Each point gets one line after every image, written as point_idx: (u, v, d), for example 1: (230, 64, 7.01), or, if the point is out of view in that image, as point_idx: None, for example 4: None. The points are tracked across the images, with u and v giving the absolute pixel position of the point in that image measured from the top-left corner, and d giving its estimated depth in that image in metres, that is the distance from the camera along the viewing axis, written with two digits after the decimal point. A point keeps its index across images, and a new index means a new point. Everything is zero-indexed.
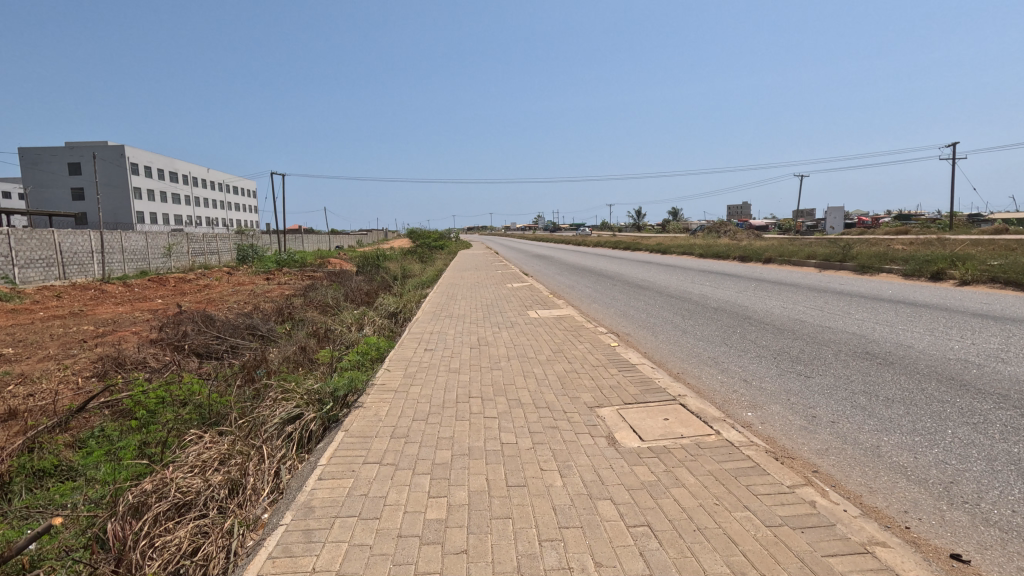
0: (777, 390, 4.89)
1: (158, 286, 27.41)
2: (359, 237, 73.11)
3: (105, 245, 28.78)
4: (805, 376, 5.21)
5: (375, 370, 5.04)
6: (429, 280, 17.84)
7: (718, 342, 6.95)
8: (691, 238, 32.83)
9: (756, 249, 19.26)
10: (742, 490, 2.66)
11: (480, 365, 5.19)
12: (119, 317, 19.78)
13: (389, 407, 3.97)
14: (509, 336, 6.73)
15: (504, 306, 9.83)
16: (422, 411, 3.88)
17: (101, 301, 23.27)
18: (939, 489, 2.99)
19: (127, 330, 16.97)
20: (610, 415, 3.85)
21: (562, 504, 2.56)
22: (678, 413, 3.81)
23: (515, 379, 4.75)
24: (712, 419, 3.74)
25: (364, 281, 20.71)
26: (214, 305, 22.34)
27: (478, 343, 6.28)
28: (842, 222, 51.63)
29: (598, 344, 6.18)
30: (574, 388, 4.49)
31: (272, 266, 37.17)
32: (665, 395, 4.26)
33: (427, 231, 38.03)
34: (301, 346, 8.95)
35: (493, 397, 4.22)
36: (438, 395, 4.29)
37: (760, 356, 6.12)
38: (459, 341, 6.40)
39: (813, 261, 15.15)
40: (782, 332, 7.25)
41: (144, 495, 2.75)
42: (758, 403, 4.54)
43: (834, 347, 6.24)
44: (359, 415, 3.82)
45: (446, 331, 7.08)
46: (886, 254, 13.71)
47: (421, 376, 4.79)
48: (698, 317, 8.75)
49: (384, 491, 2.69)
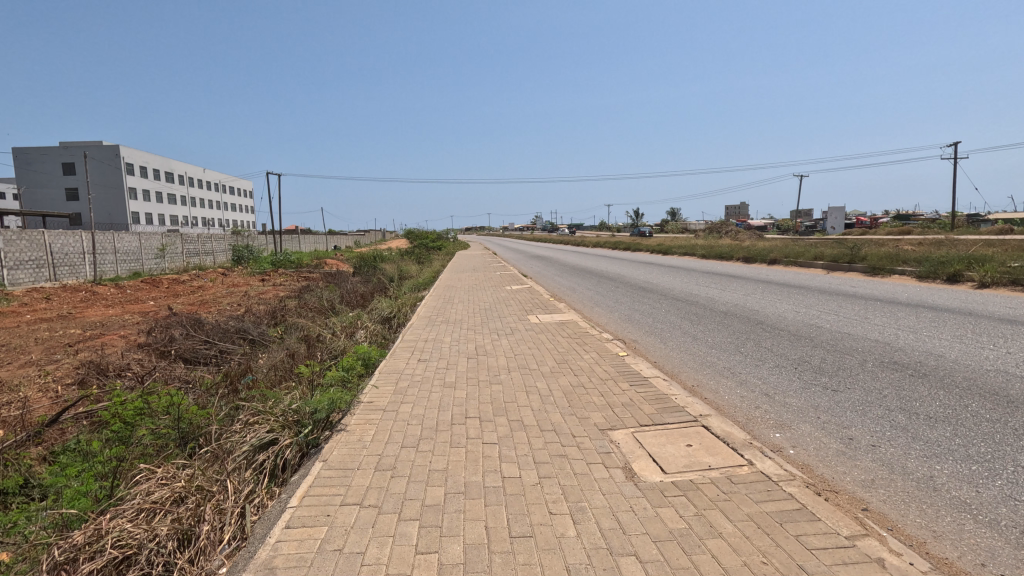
0: (804, 406, 4.46)
1: (150, 288, 26.91)
2: (357, 238, 72.61)
3: (97, 245, 28.30)
4: (832, 390, 4.78)
5: (362, 385, 4.60)
6: (425, 282, 17.39)
7: (732, 350, 6.51)
8: (691, 239, 32.46)
9: (760, 250, 18.84)
10: (791, 542, 2.22)
11: (478, 379, 4.74)
12: (107, 320, 19.31)
13: (376, 431, 3.53)
14: (509, 344, 6.30)
15: (503, 310, 9.39)
16: (412, 437, 3.44)
17: (91, 302, 22.76)
18: (1016, 534, 2.54)
19: (115, 333, 16.47)
20: (625, 440, 3.41)
21: (577, 563, 2.12)
22: (702, 439, 3.36)
23: (515, 395, 4.30)
24: (741, 445, 3.30)
25: (360, 283, 20.24)
26: (206, 308, 21.85)
27: (476, 352, 5.84)
28: (842, 222, 51.31)
29: (605, 354, 5.73)
30: (582, 406, 4.05)
31: (267, 267, 36.64)
32: (684, 416, 3.81)
33: (424, 232, 37.55)
34: (289, 353, 8.51)
35: (492, 418, 3.77)
36: (431, 415, 3.84)
37: (779, 366, 5.69)
38: (455, 350, 5.94)
39: (820, 261, 14.72)
40: (799, 339, 6.82)
41: (74, 551, 2.29)
42: (785, 423, 4.10)
43: (858, 357, 5.81)
44: (341, 442, 3.38)
45: (442, 338, 6.64)
46: (897, 255, 13.30)
47: (413, 392, 4.36)
48: (707, 323, 8.31)
49: (363, 546, 2.24)
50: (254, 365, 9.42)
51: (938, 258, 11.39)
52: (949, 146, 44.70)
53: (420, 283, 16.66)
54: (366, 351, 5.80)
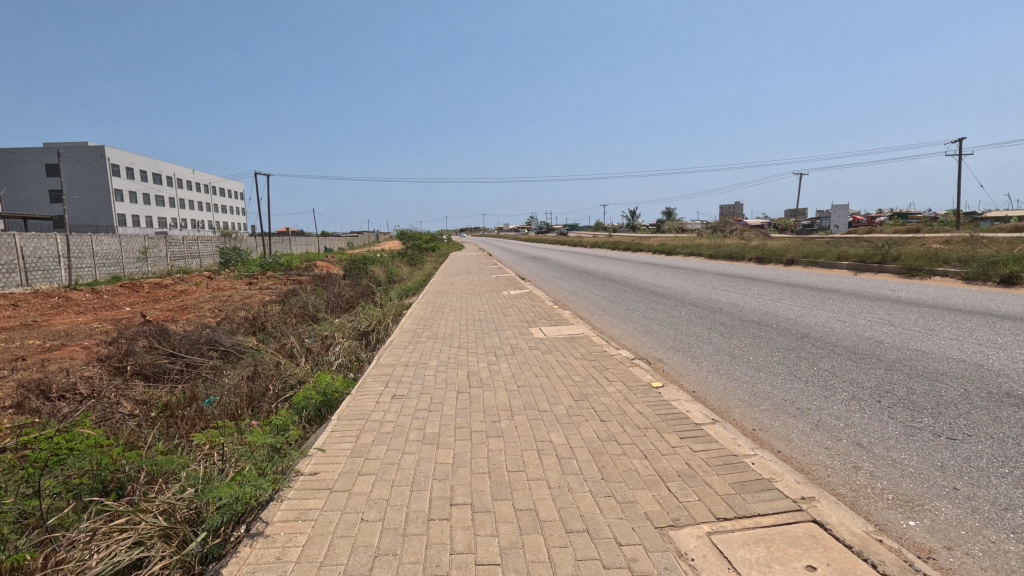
0: (924, 467, 3.21)
1: (129, 293, 25.49)
2: (349, 239, 71.15)
3: (73, 249, 26.79)
4: (950, 440, 3.54)
5: (310, 443, 3.30)
6: (414, 286, 16.10)
7: (785, 375, 5.27)
8: (695, 239, 31.41)
9: (775, 250, 17.61)
10: None
11: (470, 430, 3.48)
12: (73, 329, 17.85)
13: (306, 541, 2.24)
14: (510, 370, 5.03)
15: (500, 320, 8.15)
16: (363, 552, 2.16)
17: (62, 309, 21.34)
18: None
19: (77, 345, 15.05)
20: (701, 552, 2.15)
21: None
22: (830, 555, 2.10)
23: (524, 459, 3.02)
24: (897, 568, 2.03)
25: (347, 287, 18.95)
26: (185, 314, 20.45)
27: (469, 385, 4.53)
28: (845, 220, 50.35)
29: (635, 386, 4.44)
30: (623, 480, 2.77)
31: (255, 269, 35.16)
32: (780, 502, 2.53)
33: (417, 232, 36.14)
34: (249, 374, 7.25)
35: (492, 509, 2.49)
36: (398, 503, 2.56)
37: (855, 398, 4.44)
38: (442, 382, 4.64)
39: (846, 261, 13.49)
40: (863, 359, 5.58)
41: None
42: (913, 501, 2.84)
43: (953, 385, 4.59)
44: (248, 565, 2.09)
45: (427, 363, 5.35)
46: (934, 253, 12.11)
47: (378, 458, 3.07)
48: (741, 336, 7.06)
49: None
50: (213, 387, 8.07)
51: (987, 257, 10.19)
52: (954, 140, 43.73)
53: (409, 287, 15.40)
54: (328, 387, 4.52)
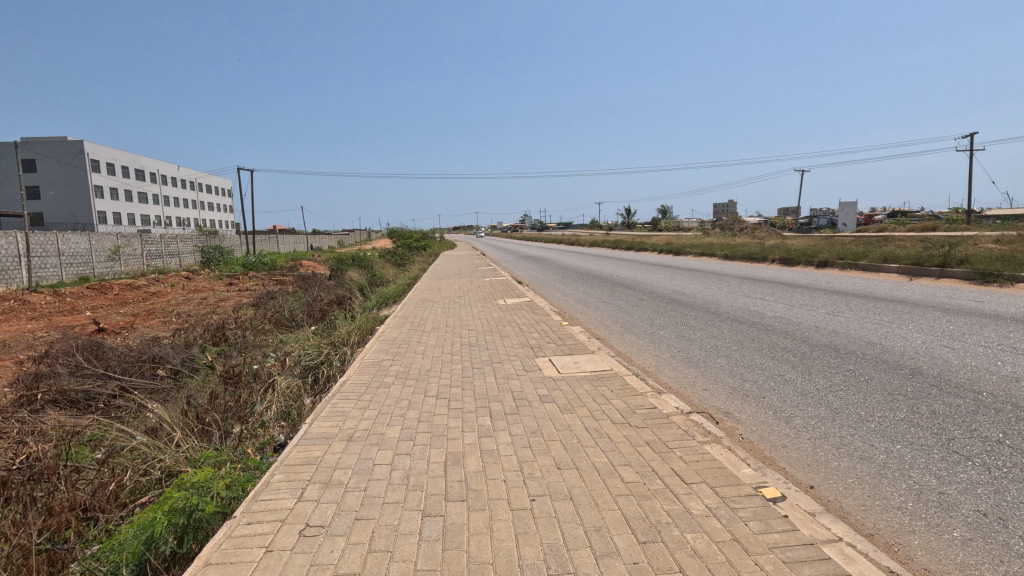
0: None
1: (95, 295, 23.30)
2: (340, 238, 68.73)
3: (36, 248, 24.54)
4: None
5: None
6: (399, 293, 14.21)
7: (940, 450, 3.39)
8: (703, 238, 29.67)
9: (803, 250, 15.70)
10: None
11: None
12: (15, 339, 15.69)
13: None
14: (511, 453, 3.09)
15: (499, 346, 6.22)
16: None
17: (13, 314, 19.12)
18: None
19: (9, 360, 12.89)
20: None
21: None
22: None
23: None
24: None
25: (327, 290, 16.96)
26: (148, 322, 18.26)
27: (444, 496, 2.60)
28: (853, 219, 48.94)
29: (737, 499, 2.53)
30: None
31: (237, 270, 33.01)
32: None
33: (407, 229, 33.97)
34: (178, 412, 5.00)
35: None
36: None
37: None
38: (399, 486, 2.71)
39: (896, 265, 11.68)
40: None
41: None
42: None
43: None
44: None
45: (384, 436, 3.39)
46: (1006, 254, 10.33)
47: None
48: (824, 372, 5.21)
49: None
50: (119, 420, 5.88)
51: None
52: (965, 135, 41.39)
53: (390, 294, 13.50)
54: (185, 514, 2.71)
